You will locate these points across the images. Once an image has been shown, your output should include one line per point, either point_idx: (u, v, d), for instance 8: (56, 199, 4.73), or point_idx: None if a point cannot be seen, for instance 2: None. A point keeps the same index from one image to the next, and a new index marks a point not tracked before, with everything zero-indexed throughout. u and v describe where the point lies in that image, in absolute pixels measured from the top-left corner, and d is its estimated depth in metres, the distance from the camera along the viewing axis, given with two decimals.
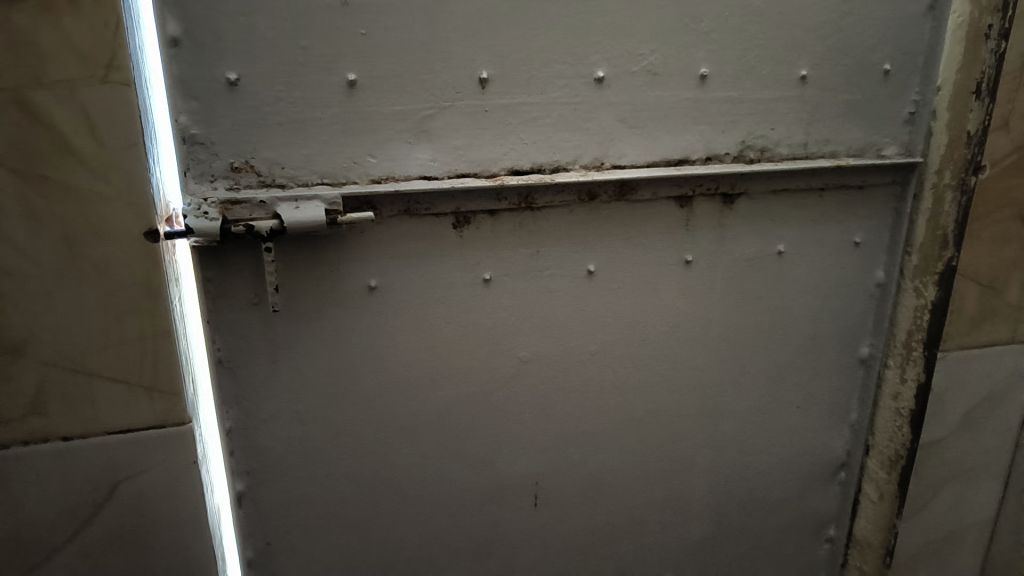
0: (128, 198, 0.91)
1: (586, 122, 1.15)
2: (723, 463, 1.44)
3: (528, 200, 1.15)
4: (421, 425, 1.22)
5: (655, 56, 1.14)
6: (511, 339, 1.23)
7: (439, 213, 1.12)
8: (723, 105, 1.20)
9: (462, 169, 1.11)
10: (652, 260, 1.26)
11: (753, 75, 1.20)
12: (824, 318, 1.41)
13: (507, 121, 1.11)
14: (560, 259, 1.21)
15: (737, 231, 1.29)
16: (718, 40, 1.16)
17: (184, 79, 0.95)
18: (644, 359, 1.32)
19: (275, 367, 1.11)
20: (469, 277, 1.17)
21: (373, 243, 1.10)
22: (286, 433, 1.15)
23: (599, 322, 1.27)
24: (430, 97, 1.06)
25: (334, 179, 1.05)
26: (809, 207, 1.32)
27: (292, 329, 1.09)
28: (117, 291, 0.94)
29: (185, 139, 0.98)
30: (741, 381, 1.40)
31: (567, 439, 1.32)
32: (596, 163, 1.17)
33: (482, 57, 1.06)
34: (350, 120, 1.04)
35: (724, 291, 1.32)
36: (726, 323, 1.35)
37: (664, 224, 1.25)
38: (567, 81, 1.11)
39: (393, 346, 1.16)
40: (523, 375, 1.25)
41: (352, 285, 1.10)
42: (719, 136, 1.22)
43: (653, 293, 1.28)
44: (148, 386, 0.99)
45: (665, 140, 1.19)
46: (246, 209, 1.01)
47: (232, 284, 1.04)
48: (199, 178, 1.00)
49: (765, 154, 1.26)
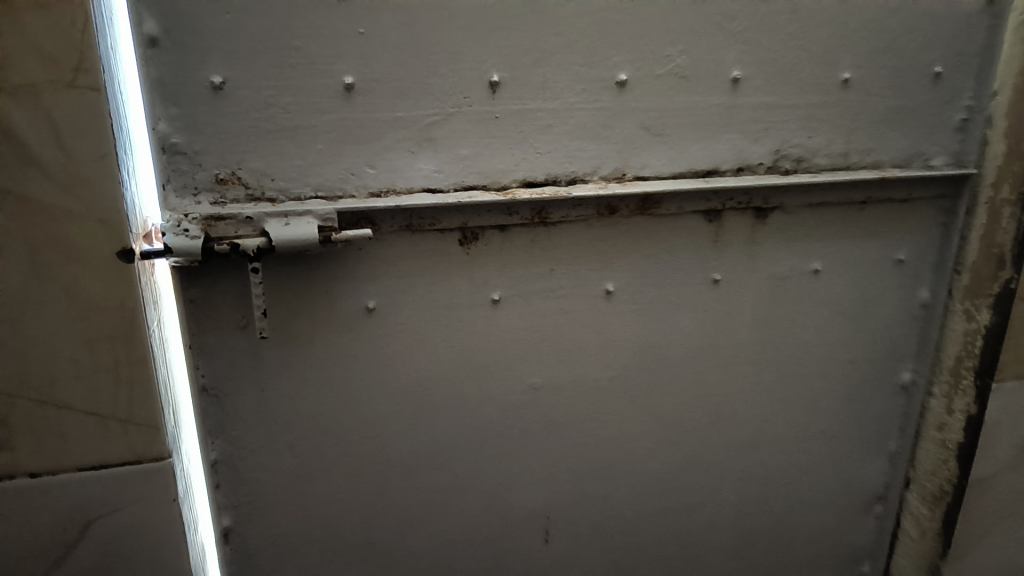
0: (99, 215, 0.83)
1: (606, 130, 1.05)
2: (750, 496, 1.34)
3: (542, 215, 1.05)
4: (424, 456, 1.13)
5: (684, 58, 1.04)
6: (522, 365, 1.13)
7: (444, 229, 1.02)
8: (755, 111, 1.10)
9: (469, 181, 1.01)
10: (675, 278, 1.16)
11: (790, 79, 1.10)
12: (861, 342, 1.30)
13: (520, 128, 1.01)
14: (576, 278, 1.11)
15: (770, 248, 1.18)
16: (753, 40, 1.06)
17: (164, 83, 0.86)
18: (665, 386, 1.22)
19: (264, 394, 1.02)
20: (476, 298, 1.07)
21: (371, 261, 1.00)
22: (277, 466, 1.06)
23: (618, 346, 1.17)
24: (435, 102, 0.96)
25: (330, 192, 0.96)
26: (848, 222, 1.21)
27: (283, 354, 1.01)
28: (88, 316, 0.86)
29: (165, 149, 0.89)
30: (770, 407, 1.29)
31: (581, 470, 1.22)
32: (617, 174, 1.07)
33: (492, 59, 0.97)
34: (348, 128, 0.94)
35: (754, 312, 1.22)
36: (755, 346, 1.24)
37: (690, 240, 1.14)
38: (586, 85, 1.01)
39: (393, 372, 1.07)
40: (535, 403, 1.16)
41: (348, 306, 1.01)
42: (751, 146, 1.12)
43: (676, 314, 1.18)
44: (123, 418, 0.91)
45: (693, 148, 1.09)
46: (231, 225, 0.91)
47: (217, 306, 0.95)
48: (181, 191, 0.91)
49: (802, 164, 1.15)
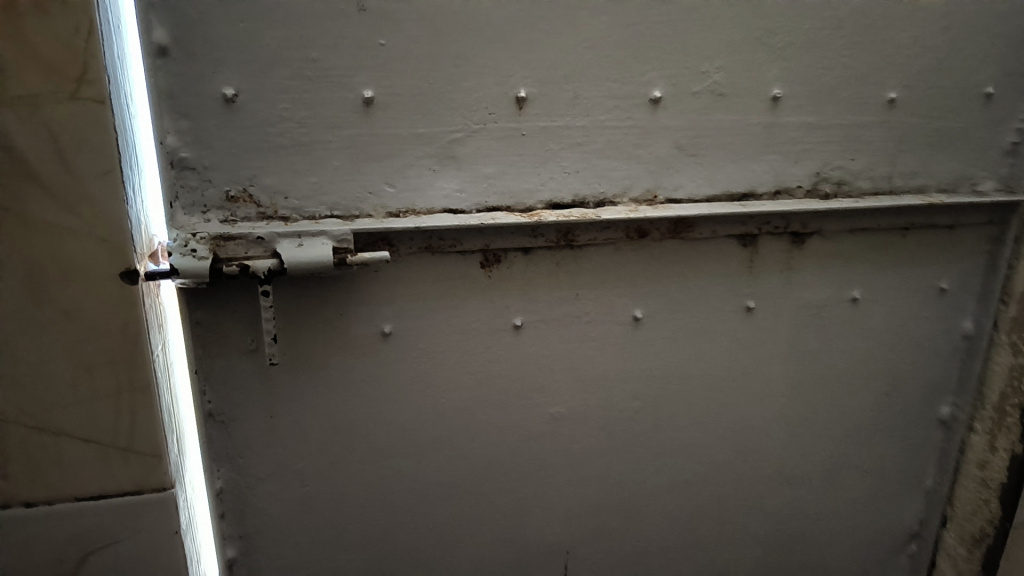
0: (102, 233, 0.78)
1: (638, 149, 0.99)
2: (778, 533, 1.28)
3: (568, 237, 0.99)
4: (439, 487, 1.08)
5: (721, 74, 0.98)
6: (543, 393, 1.08)
7: (465, 251, 0.97)
8: (795, 131, 1.04)
9: (493, 202, 0.96)
10: (707, 305, 1.10)
11: (833, 98, 1.04)
12: (900, 374, 1.23)
13: (548, 147, 0.96)
14: (603, 304, 1.05)
15: (806, 275, 1.12)
16: (795, 57, 1.00)
17: (174, 95, 0.82)
18: (693, 417, 1.16)
19: (273, 421, 0.97)
20: (497, 323, 1.02)
21: (387, 284, 0.95)
22: (285, 495, 1.01)
23: (645, 376, 1.11)
24: (458, 118, 0.91)
25: (346, 212, 0.91)
26: (889, 250, 1.15)
27: (294, 380, 0.96)
28: (89, 340, 0.81)
29: (174, 163, 0.84)
30: (803, 441, 1.23)
31: (603, 503, 1.17)
32: (648, 195, 1.01)
33: (520, 73, 0.92)
34: (366, 144, 0.89)
35: (788, 342, 1.16)
36: (789, 377, 1.18)
37: (724, 266, 1.08)
38: (617, 102, 0.96)
39: (408, 399, 1.02)
40: (556, 433, 1.10)
41: (363, 331, 0.96)
42: (790, 167, 1.06)
43: (707, 343, 1.12)
44: (123, 447, 0.86)
45: (728, 170, 1.03)
46: (241, 246, 0.86)
47: (226, 329, 0.91)
48: (190, 209, 0.86)
49: (843, 187, 1.09)
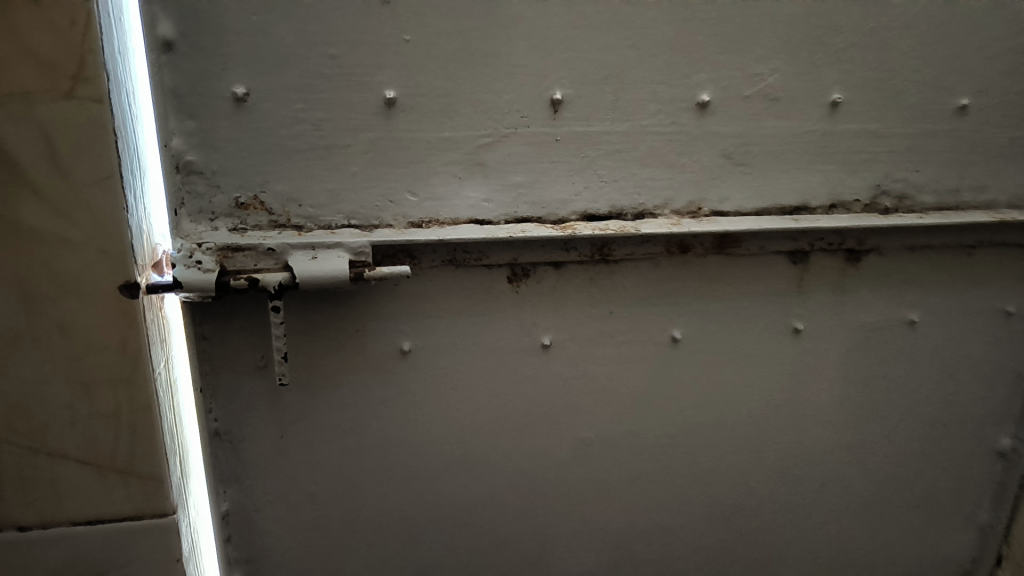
0: (100, 244, 0.72)
1: (683, 157, 0.91)
2: (819, 567, 1.19)
3: (603, 251, 0.92)
4: (458, 514, 1.01)
5: (777, 77, 0.89)
6: (572, 417, 1.00)
7: (491, 265, 0.90)
8: (856, 140, 0.95)
9: (523, 212, 0.89)
10: (752, 326, 1.02)
11: (898, 104, 0.94)
12: (958, 403, 1.14)
13: (584, 153, 0.88)
14: (638, 323, 0.98)
15: (861, 296, 1.03)
16: (858, 59, 0.91)
17: (180, 93, 0.76)
18: (732, 444, 1.08)
19: (283, 442, 0.91)
20: (524, 342, 0.95)
21: (407, 299, 0.88)
22: (295, 519, 0.95)
23: (681, 399, 1.03)
24: (488, 122, 0.84)
25: (364, 221, 0.85)
26: (952, 270, 1.05)
27: (306, 399, 0.90)
28: (86, 357, 0.75)
29: (180, 167, 0.78)
30: (850, 472, 1.14)
31: (632, 533, 1.09)
32: (692, 207, 0.93)
33: (556, 74, 0.84)
34: (386, 148, 0.82)
35: (838, 366, 1.07)
36: (837, 403, 1.09)
37: (772, 284, 1.00)
38: (661, 106, 0.88)
39: (426, 420, 0.95)
40: (584, 459, 1.03)
41: (380, 349, 0.90)
42: (848, 179, 0.97)
43: (750, 366, 1.04)
44: (122, 470, 0.80)
45: (780, 181, 0.95)
46: (250, 257, 0.79)
47: (234, 346, 0.85)
48: (196, 216, 0.80)
49: (905, 202, 1.00)
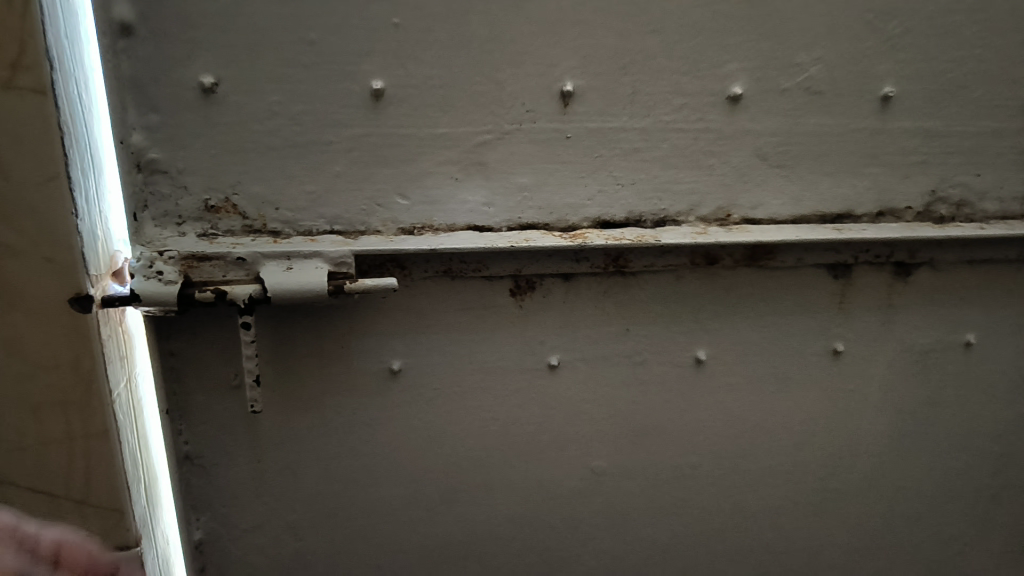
0: (46, 252, 0.64)
1: (710, 157, 0.80)
2: None
3: (619, 262, 0.82)
4: (455, 546, 0.92)
5: (819, 67, 0.79)
6: (581, 444, 0.91)
7: (492, 277, 0.80)
8: (909, 140, 0.84)
9: (528, 218, 0.79)
10: (785, 347, 0.91)
11: (959, 98, 0.83)
12: (1020, 433, 1.01)
13: (599, 153, 0.78)
14: (657, 342, 0.88)
15: (910, 315, 0.92)
16: (914, 47, 0.80)
17: (140, 83, 0.67)
18: (761, 476, 0.97)
19: (261, 467, 0.83)
20: (528, 362, 0.85)
21: (397, 314, 0.79)
22: (275, 550, 0.87)
23: (704, 426, 0.93)
24: (489, 117, 0.74)
25: (349, 227, 0.76)
26: (1016, 287, 0.93)
27: (286, 421, 0.82)
28: (34, 377, 0.68)
29: (141, 166, 0.70)
30: (894, 509, 1.03)
31: (648, 571, 0.99)
32: (720, 214, 0.83)
33: (566, 63, 0.74)
34: (374, 146, 0.73)
35: (881, 392, 0.96)
36: (881, 433, 0.98)
37: (809, 301, 0.89)
38: (686, 99, 0.77)
39: (420, 445, 0.86)
40: (595, 490, 0.93)
41: (368, 367, 0.81)
42: (900, 183, 0.85)
43: (782, 390, 0.93)
44: (78, 500, 0.72)
45: (821, 185, 0.84)
46: (217, 267, 0.71)
47: (205, 362, 0.77)
48: (161, 220, 0.72)
49: (964, 210, 0.88)
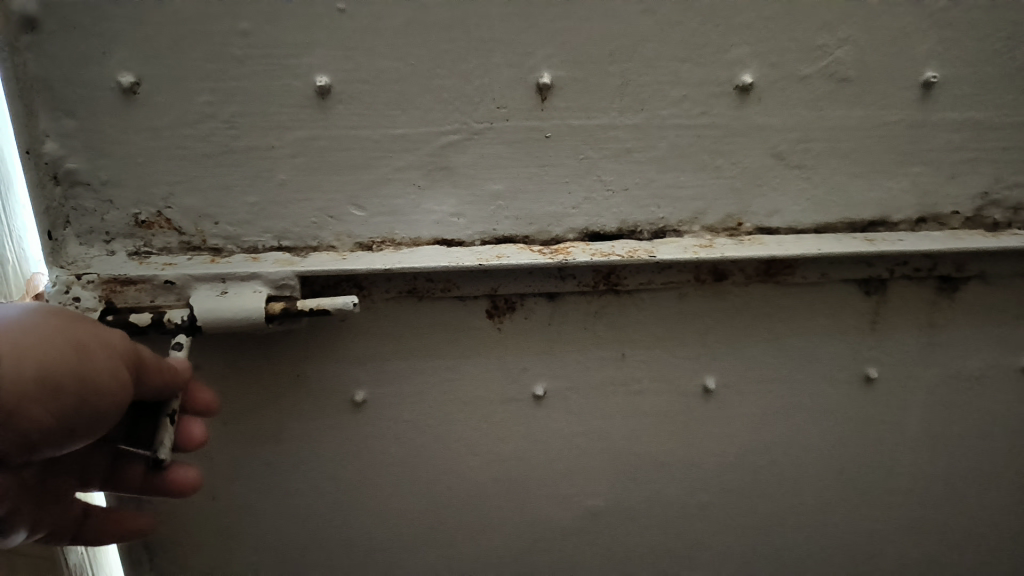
0: None
1: (717, 158, 0.69)
2: None
3: (611, 279, 0.71)
4: None
5: (847, 50, 0.66)
6: (575, 480, 0.81)
7: (465, 297, 0.70)
8: (957, 133, 0.71)
9: (504, 230, 0.70)
10: (809, 373, 0.79)
11: (1018, 83, 0.70)
12: None
13: (584, 154, 0.67)
14: (660, 368, 0.77)
15: (956, 336, 0.80)
16: (963, 24, 0.67)
17: (52, 83, 0.59)
18: (782, 515, 0.86)
19: (215, 506, 0.75)
20: (511, 391, 0.76)
21: (358, 339, 0.70)
22: None
23: (716, 462, 0.82)
24: (453, 114, 0.64)
25: (299, 242, 0.67)
26: None
27: (241, 456, 0.73)
28: None
29: (59, 178, 0.62)
30: (936, 550, 0.91)
31: None
32: (730, 223, 0.72)
33: (544, 51, 0.63)
34: (323, 151, 0.64)
35: (923, 423, 0.84)
36: (923, 468, 0.86)
37: (837, 321, 0.77)
38: (687, 91, 0.66)
39: (392, 482, 0.77)
40: (592, 529, 0.84)
41: (327, 398, 0.72)
42: (943, 184, 0.73)
43: (806, 423, 0.82)
44: None
45: (848, 189, 0.72)
46: (143, 291, 0.63)
47: None
48: (87, 237, 0.64)
49: (1021, 214, 0.75)
